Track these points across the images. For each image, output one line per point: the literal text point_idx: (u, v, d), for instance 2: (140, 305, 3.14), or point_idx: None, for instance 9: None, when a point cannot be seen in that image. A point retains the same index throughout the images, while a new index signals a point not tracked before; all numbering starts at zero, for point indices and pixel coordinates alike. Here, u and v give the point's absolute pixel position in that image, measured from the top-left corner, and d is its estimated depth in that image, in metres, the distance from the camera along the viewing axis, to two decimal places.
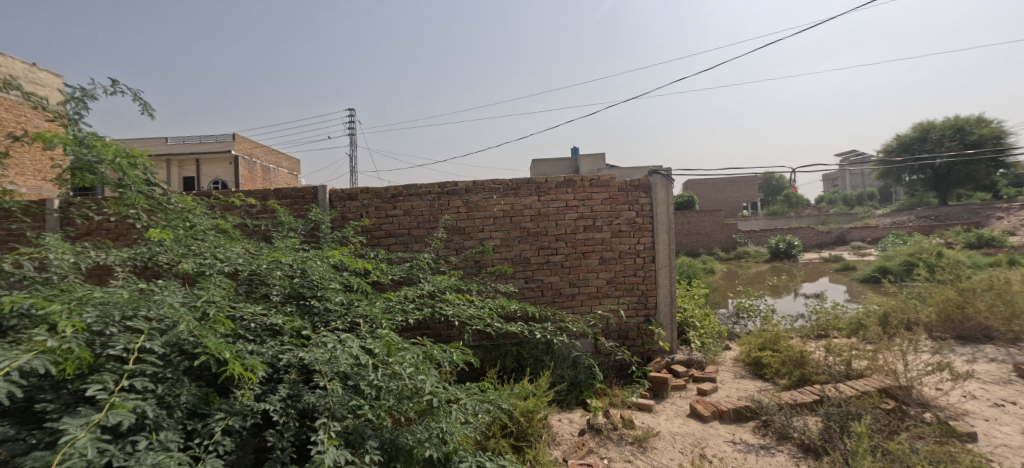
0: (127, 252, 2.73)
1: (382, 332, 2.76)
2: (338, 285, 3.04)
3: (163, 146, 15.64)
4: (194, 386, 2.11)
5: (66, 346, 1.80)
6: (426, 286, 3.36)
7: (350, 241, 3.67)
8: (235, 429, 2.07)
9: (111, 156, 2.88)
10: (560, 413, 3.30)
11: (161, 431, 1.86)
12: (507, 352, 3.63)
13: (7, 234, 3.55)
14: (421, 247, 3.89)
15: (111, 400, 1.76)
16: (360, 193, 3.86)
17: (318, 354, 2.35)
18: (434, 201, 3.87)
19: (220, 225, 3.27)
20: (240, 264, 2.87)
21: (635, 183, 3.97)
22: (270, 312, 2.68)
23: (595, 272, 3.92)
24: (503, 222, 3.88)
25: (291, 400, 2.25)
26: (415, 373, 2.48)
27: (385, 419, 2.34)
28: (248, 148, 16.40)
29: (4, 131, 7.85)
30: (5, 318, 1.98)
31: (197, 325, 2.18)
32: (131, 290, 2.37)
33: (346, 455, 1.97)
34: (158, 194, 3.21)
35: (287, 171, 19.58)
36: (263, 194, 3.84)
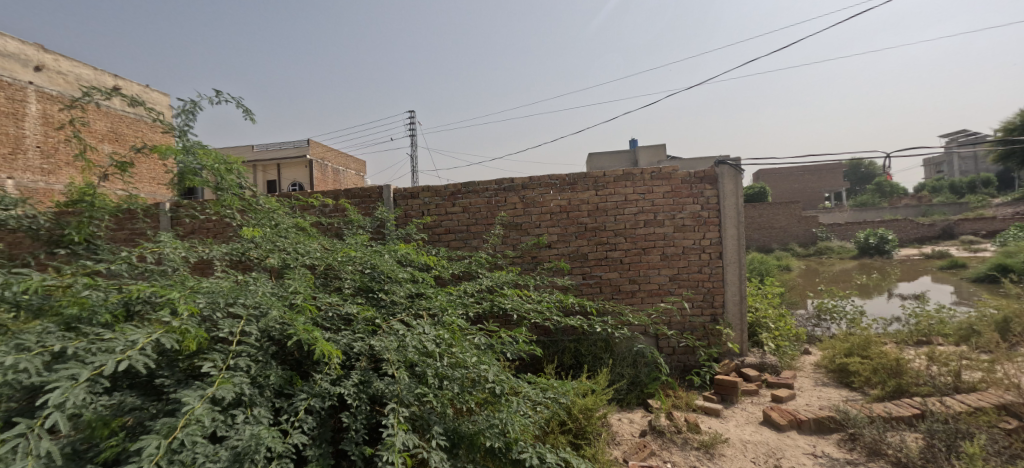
0: (226, 247, 3.07)
1: (445, 324, 2.85)
2: (403, 279, 3.19)
3: (251, 153, 17.32)
4: (281, 369, 2.33)
5: (183, 327, 2.07)
6: (485, 281, 3.43)
7: (413, 238, 3.84)
8: (315, 409, 2.26)
9: (212, 163, 3.27)
10: (620, 412, 3.21)
11: (255, 407, 2.08)
12: (566, 349, 3.59)
13: (131, 233, 4.13)
14: (479, 243, 3.97)
15: (217, 376, 2.00)
16: (422, 192, 4.02)
17: (387, 343, 2.51)
18: (492, 198, 3.94)
19: (300, 223, 3.57)
20: (318, 258, 3.11)
21: (700, 174, 3.76)
22: (344, 302, 2.87)
23: (656, 269, 3.78)
24: (560, 218, 3.86)
25: (363, 385, 2.42)
26: (478, 363, 2.60)
27: (448, 407, 2.42)
28: (320, 151, 17.68)
29: (122, 144, 9.11)
30: (133, 303, 2.31)
31: (285, 312, 2.41)
32: (230, 280, 2.66)
33: (413, 440, 2.08)
34: (249, 196, 3.57)
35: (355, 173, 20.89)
36: (335, 194, 4.13)
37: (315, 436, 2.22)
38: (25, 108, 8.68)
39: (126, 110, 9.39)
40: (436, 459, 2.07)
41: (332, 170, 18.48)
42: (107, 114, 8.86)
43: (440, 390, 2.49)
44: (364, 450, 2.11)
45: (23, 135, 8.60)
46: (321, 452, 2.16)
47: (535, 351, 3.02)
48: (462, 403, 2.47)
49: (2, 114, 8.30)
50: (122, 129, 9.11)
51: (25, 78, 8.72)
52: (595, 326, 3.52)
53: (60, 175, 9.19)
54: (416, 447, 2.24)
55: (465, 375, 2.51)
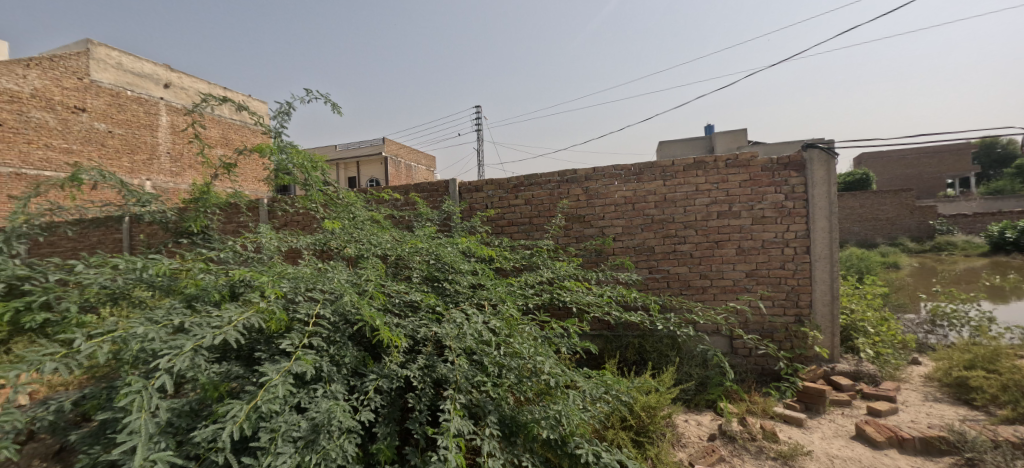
0: (311, 238, 3.38)
1: (504, 314, 2.90)
2: (466, 269, 3.30)
3: (336, 152, 18.89)
4: (355, 350, 2.53)
5: (269, 308, 2.33)
6: (546, 273, 3.42)
7: (477, 230, 3.95)
8: (384, 389, 2.43)
9: (300, 161, 3.62)
10: (687, 414, 3.04)
11: (332, 383, 2.28)
12: (629, 344, 3.48)
13: (237, 225, 4.71)
14: (541, 235, 3.97)
15: (297, 353, 2.23)
16: (485, 185, 4.12)
17: (449, 330, 2.60)
18: (554, 190, 3.92)
19: (375, 216, 3.80)
20: (388, 248, 3.30)
21: (783, 161, 3.41)
22: (411, 290, 3.02)
23: (731, 264, 3.51)
24: (625, 210, 3.74)
25: (427, 369, 2.55)
26: (535, 355, 2.61)
27: (506, 396, 2.47)
28: (395, 148, 18.75)
29: (230, 148, 10.42)
30: (237, 285, 2.64)
31: (356, 297, 2.59)
32: (313, 268, 2.94)
33: (468, 426, 2.15)
34: (332, 191, 3.90)
35: (427, 169, 21.92)
36: (406, 188, 4.37)
37: (385, 414, 2.39)
38: (158, 120, 10.25)
39: (234, 118, 10.70)
40: (490, 446, 2.12)
41: (406, 166, 19.56)
42: (220, 122, 10.17)
43: (499, 378, 2.55)
44: (425, 431, 2.23)
45: (157, 143, 10.19)
46: (389, 430, 2.32)
47: (596, 347, 2.95)
48: (520, 393, 2.51)
49: (141, 126, 9.91)
50: (229, 135, 10.41)
51: (158, 94, 10.30)
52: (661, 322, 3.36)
53: (186, 176, 10.75)
54: (473, 432, 2.32)
55: (522, 365, 2.54)
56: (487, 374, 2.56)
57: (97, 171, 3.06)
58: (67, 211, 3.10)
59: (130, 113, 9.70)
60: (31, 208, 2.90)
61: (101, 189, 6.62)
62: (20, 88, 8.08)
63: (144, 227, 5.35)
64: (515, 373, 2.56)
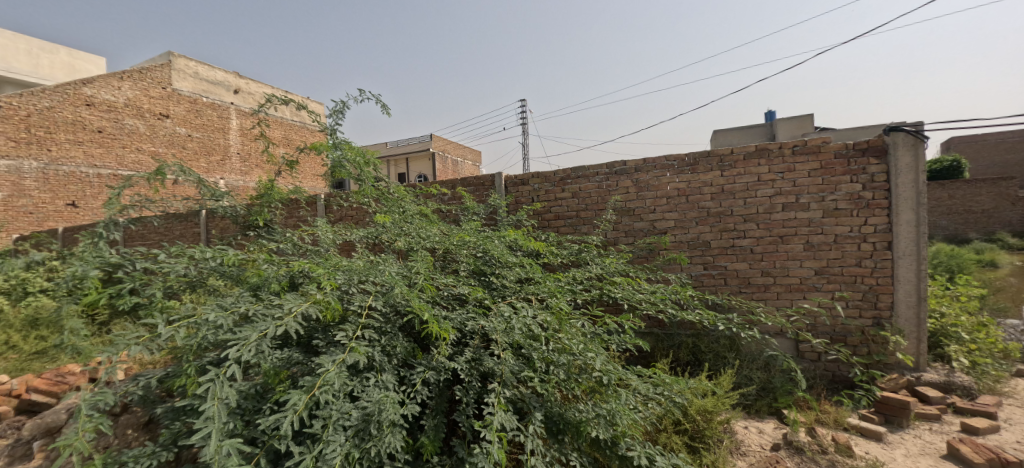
0: (364, 231, 3.46)
1: (554, 308, 2.86)
2: (513, 263, 3.27)
3: (387, 149, 19.56)
4: (405, 341, 2.57)
5: (325, 299, 2.41)
6: (595, 269, 3.33)
7: (523, 224, 3.91)
8: (433, 380, 2.45)
9: (353, 157, 3.74)
10: (747, 420, 2.84)
11: (383, 373, 2.33)
12: (683, 344, 3.30)
13: (297, 219, 4.96)
14: (590, 229, 3.86)
15: (350, 344, 2.29)
16: (532, 178, 4.07)
17: (496, 324, 2.59)
18: (603, 183, 3.80)
19: (423, 211, 3.83)
20: (437, 242, 3.33)
21: (861, 147, 3.09)
22: (459, 283, 3.02)
23: (797, 260, 3.24)
24: (678, 202, 3.55)
25: (474, 362, 2.55)
26: (585, 352, 2.54)
27: (554, 393, 2.41)
28: (442, 144, 19.13)
29: (291, 147, 11.04)
30: (296, 276, 2.76)
31: (406, 290, 2.63)
32: (366, 260, 3.01)
33: (515, 421, 2.13)
34: (382, 186, 4.00)
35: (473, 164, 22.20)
36: (453, 183, 4.41)
37: (433, 404, 2.42)
38: (229, 123, 11.04)
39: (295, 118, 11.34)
40: (538, 444, 2.09)
41: (452, 161, 19.90)
42: (281, 123, 10.82)
43: (547, 374, 2.50)
44: (472, 424, 2.23)
45: (228, 144, 10.98)
46: (437, 421, 2.35)
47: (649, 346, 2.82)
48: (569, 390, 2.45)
49: (215, 129, 10.73)
50: (290, 135, 11.03)
51: (228, 99, 11.10)
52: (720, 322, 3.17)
53: (253, 175, 11.51)
54: (521, 428, 2.30)
55: (571, 362, 2.49)
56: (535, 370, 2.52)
57: (179, 166, 3.27)
58: (154, 204, 3.37)
59: (205, 118, 10.51)
60: (124, 201, 3.12)
61: (182, 184, 7.21)
62: (115, 99, 8.97)
63: (217, 220, 5.77)
64: (564, 369, 2.51)
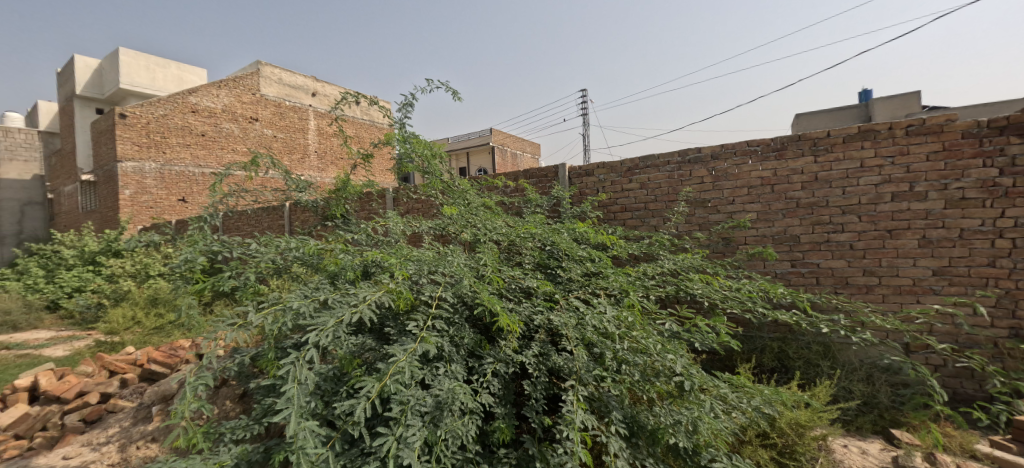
0: (431, 223, 3.44)
1: (627, 305, 2.72)
2: (581, 257, 3.14)
3: (448, 144, 20.04)
4: (473, 333, 2.57)
5: (397, 288, 2.45)
6: (667, 264, 3.13)
7: (588, 216, 3.77)
8: (501, 373, 2.44)
9: (421, 149, 3.79)
10: (846, 438, 2.53)
11: (452, 363, 2.35)
12: (766, 348, 3.02)
13: (367, 212, 5.17)
14: (659, 222, 3.64)
15: (421, 333, 2.32)
16: (597, 169, 3.92)
17: (566, 320, 2.51)
18: (675, 172, 3.57)
19: (487, 203, 3.78)
20: (502, 234, 3.24)
21: (998, 124, 2.62)
22: (526, 275, 2.96)
23: (910, 259, 2.83)
24: (761, 192, 3.25)
25: (542, 357, 2.50)
26: (663, 352, 2.39)
27: (627, 394, 2.32)
28: (502, 138, 19.26)
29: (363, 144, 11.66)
30: (369, 266, 2.80)
31: (475, 281, 2.61)
32: (435, 251, 3.04)
33: (590, 421, 2.06)
34: (448, 178, 4.03)
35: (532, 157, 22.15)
36: (516, 175, 4.36)
37: (501, 397, 2.41)
38: (308, 124, 11.86)
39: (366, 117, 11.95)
40: (613, 446, 2.00)
41: (511, 155, 19.98)
42: (354, 122, 11.43)
43: (619, 374, 2.40)
44: (543, 421, 2.20)
45: (307, 144, 11.79)
46: (506, 414, 2.34)
47: (733, 346, 2.61)
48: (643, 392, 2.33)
49: (296, 130, 11.57)
50: (362, 133, 11.65)
51: (307, 102, 11.90)
52: (816, 324, 2.86)
53: (329, 171, 12.28)
54: (593, 427, 2.22)
55: (646, 362, 2.36)
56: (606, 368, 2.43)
57: (269, 157, 3.40)
58: (248, 193, 3.61)
59: (288, 119, 11.37)
60: (224, 188, 3.33)
61: (272, 178, 7.90)
62: (215, 105, 9.94)
63: (297, 212, 6.19)
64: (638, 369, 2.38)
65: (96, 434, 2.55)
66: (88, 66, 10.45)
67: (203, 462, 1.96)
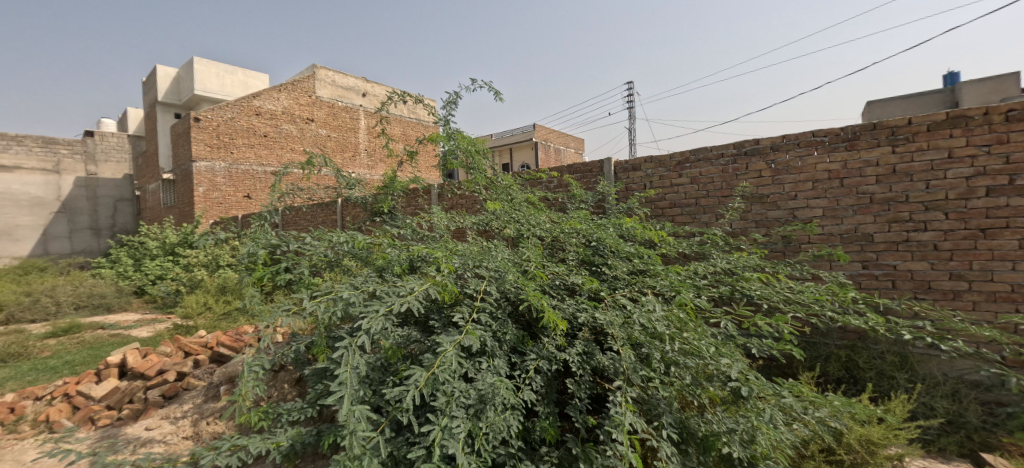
0: (475, 218, 3.44)
1: (678, 305, 2.60)
2: (628, 254, 3.03)
3: (490, 140, 20.16)
4: (516, 328, 2.55)
5: (443, 281, 2.45)
6: (722, 264, 2.93)
7: (635, 212, 3.64)
8: (543, 370, 2.40)
9: (466, 144, 3.78)
10: (927, 459, 2.29)
11: (495, 358, 2.34)
12: (831, 356, 2.79)
13: (412, 208, 5.29)
14: (712, 219, 3.45)
15: (466, 327, 2.32)
16: (645, 163, 3.78)
17: (612, 318, 2.43)
18: (730, 165, 3.38)
19: (531, 199, 3.73)
20: (546, 230, 3.19)
21: None
22: (570, 272, 2.88)
23: (1008, 262, 2.51)
24: (829, 187, 3.00)
25: (586, 355, 2.44)
26: (718, 356, 2.27)
27: (676, 397, 2.24)
28: (545, 133, 19.16)
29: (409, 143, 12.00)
30: (414, 260, 2.84)
31: (519, 277, 2.58)
32: (478, 245, 3.03)
33: (638, 424, 1.99)
34: (492, 174, 4.03)
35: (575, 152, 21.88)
36: (560, 170, 4.29)
37: (543, 394, 2.38)
38: (358, 123, 12.34)
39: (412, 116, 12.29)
40: (664, 450, 1.93)
41: (554, 150, 19.83)
42: (401, 121, 11.78)
43: (668, 376, 2.32)
44: (587, 420, 2.16)
45: (357, 142, 12.28)
46: (548, 411, 2.31)
47: (796, 354, 2.36)
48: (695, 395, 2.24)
49: (348, 129, 12.08)
50: (409, 132, 11.99)
51: (357, 102, 12.38)
52: (896, 331, 2.60)
53: (377, 169, 12.73)
54: (640, 430, 2.15)
55: (698, 365, 2.28)
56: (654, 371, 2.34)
57: (323, 156, 3.53)
58: (303, 189, 3.78)
59: (340, 119, 11.90)
60: (282, 188, 3.51)
61: (325, 176, 8.31)
62: (275, 108, 10.57)
63: (347, 208, 6.44)
64: (690, 372, 2.30)
65: (173, 409, 2.76)
66: (170, 75, 11.44)
67: (263, 442, 2.05)
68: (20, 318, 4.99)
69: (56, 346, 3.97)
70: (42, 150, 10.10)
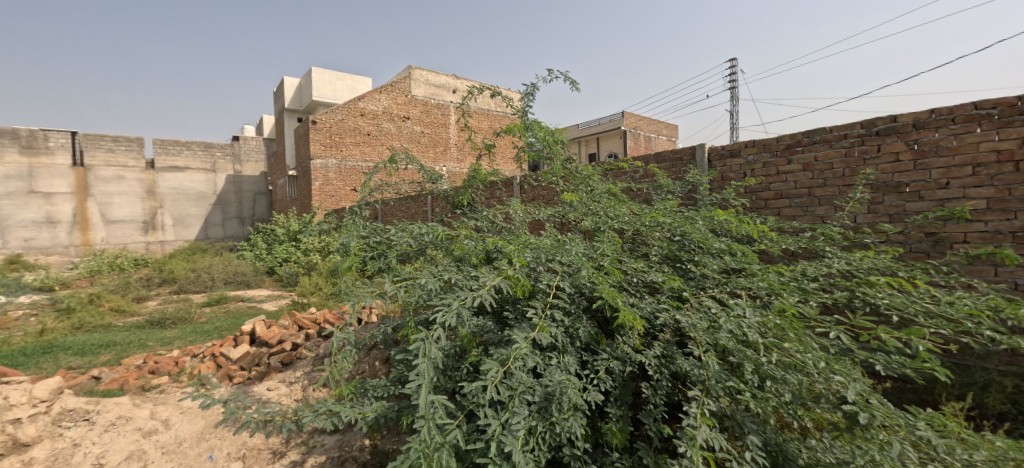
0: (551, 210, 3.36)
1: (776, 310, 2.26)
2: (719, 250, 2.74)
3: (577, 130, 19.76)
4: (590, 326, 2.46)
5: (515, 275, 2.43)
6: (837, 264, 2.50)
7: (731, 204, 3.29)
8: (617, 371, 2.29)
9: (543, 134, 3.69)
10: None
11: (566, 355, 2.28)
12: (992, 385, 2.23)
13: (493, 199, 5.40)
14: (828, 212, 2.98)
15: (536, 322, 2.26)
16: (745, 148, 3.40)
17: (695, 321, 2.20)
18: (856, 148, 2.87)
19: (612, 190, 3.56)
20: (626, 222, 3.01)
21: None
22: (650, 268, 2.67)
23: None
24: (997, 172, 2.39)
25: (665, 359, 2.27)
26: (829, 374, 1.93)
27: (770, 416, 1.99)
28: (635, 121, 18.25)
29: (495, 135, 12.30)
30: (490, 251, 2.87)
31: (594, 273, 2.44)
32: (553, 238, 2.96)
33: (720, 443, 1.80)
34: (572, 165, 3.91)
35: (670, 139, 20.49)
36: (646, 159, 4.03)
37: (617, 395, 2.28)
38: (449, 118, 12.96)
39: (498, 109, 12.56)
40: None
41: (646, 138, 18.78)
42: (485, 114, 12.16)
43: (762, 391, 2.05)
44: (663, 430, 2.01)
45: (448, 137, 12.90)
46: (621, 414, 2.21)
47: (937, 375, 1.90)
48: (796, 416, 1.96)
49: (440, 125, 12.76)
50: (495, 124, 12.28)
51: (449, 99, 13.01)
52: None
53: (466, 162, 13.27)
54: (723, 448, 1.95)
55: (800, 382, 1.95)
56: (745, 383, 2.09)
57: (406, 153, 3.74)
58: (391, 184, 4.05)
59: (434, 116, 12.62)
60: (371, 184, 3.77)
61: (409, 170, 8.86)
62: (376, 108, 11.54)
63: (434, 200, 6.80)
64: (789, 388, 1.99)
65: (288, 374, 3.20)
66: (292, 84, 13.16)
67: (350, 411, 2.21)
68: (188, 289, 6.18)
69: (210, 314, 4.84)
70: (203, 153, 12.24)
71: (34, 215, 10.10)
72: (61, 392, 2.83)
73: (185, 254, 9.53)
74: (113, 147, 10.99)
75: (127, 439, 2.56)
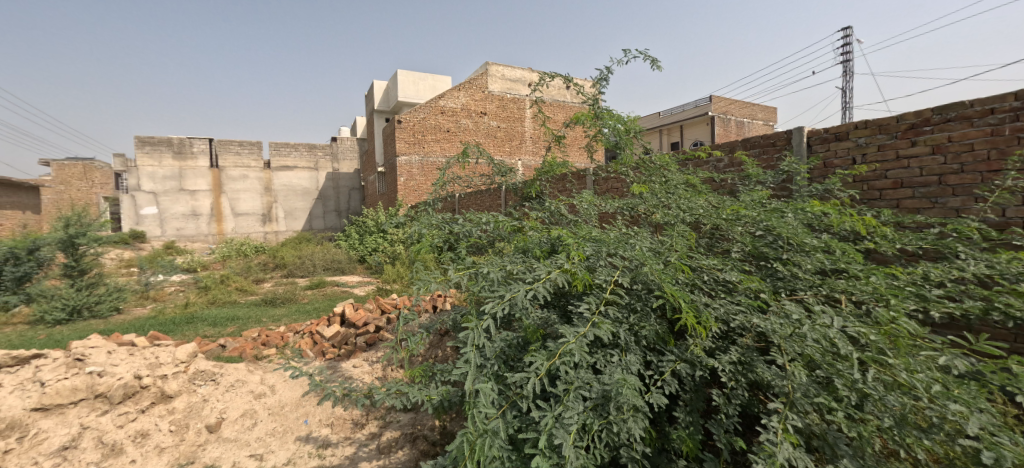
0: (620, 202, 3.23)
1: (881, 320, 1.93)
2: (814, 248, 2.42)
3: (659, 119, 18.70)
4: (657, 324, 2.32)
5: (573, 269, 2.37)
6: (971, 267, 2.07)
7: (835, 196, 2.88)
8: (685, 374, 2.13)
9: (614, 122, 3.54)
10: None
11: (628, 354, 2.17)
12: None
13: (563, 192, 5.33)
14: (965, 203, 2.47)
15: (593, 318, 2.18)
16: (854, 130, 2.95)
17: (777, 326, 1.94)
18: (1006, 125, 2.35)
19: (690, 180, 3.31)
20: (702, 215, 2.79)
21: None
22: (726, 266, 2.45)
23: None
24: None
25: (743, 366, 2.06)
26: (948, 400, 1.61)
27: (873, 442, 1.72)
28: (725, 105, 16.79)
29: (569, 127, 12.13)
30: (555, 243, 2.84)
31: (659, 268, 2.29)
32: (619, 232, 2.84)
33: (803, 462, 1.60)
34: (645, 154, 3.71)
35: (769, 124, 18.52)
36: (732, 146, 3.68)
37: (687, 400, 2.13)
38: (525, 112, 13.04)
39: (573, 100, 12.37)
40: None
41: (739, 123, 17.18)
42: (558, 107, 12.05)
43: (861, 411, 1.78)
44: (736, 443, 1.83)
45: (525, 131, 13.00)
46: (690, 420, 2.07)
47: None
48: (903, 444, 1.68)
49: (516, 119, 12.91)
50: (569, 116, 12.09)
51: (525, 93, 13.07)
52: None
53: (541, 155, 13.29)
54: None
55: (905, 406, 1.66)
56: (840, 401, 1.82)
57: (475, 147, 3.83)
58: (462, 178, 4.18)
59: (510, 111, 12.79)
60: (444, 179, 3.92)
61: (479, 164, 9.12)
62: (456, 105, 11.99)
63: (504, 192, 6.92)
64: (896, 412, 1.71)
65: (371, 354, 3.49)
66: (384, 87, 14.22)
67: (419, 393, 2.35)
68: (294, 274, 7.03)
69: (310, 296, 5.46)
70: (309, 153, 13.75)
71: (183, 208, 12.27)
72: (195, 355, 3.38)
73: (294, 243, 10.87)
74: (239, 150, 12.79)
75: (241, 400, 3.01)
